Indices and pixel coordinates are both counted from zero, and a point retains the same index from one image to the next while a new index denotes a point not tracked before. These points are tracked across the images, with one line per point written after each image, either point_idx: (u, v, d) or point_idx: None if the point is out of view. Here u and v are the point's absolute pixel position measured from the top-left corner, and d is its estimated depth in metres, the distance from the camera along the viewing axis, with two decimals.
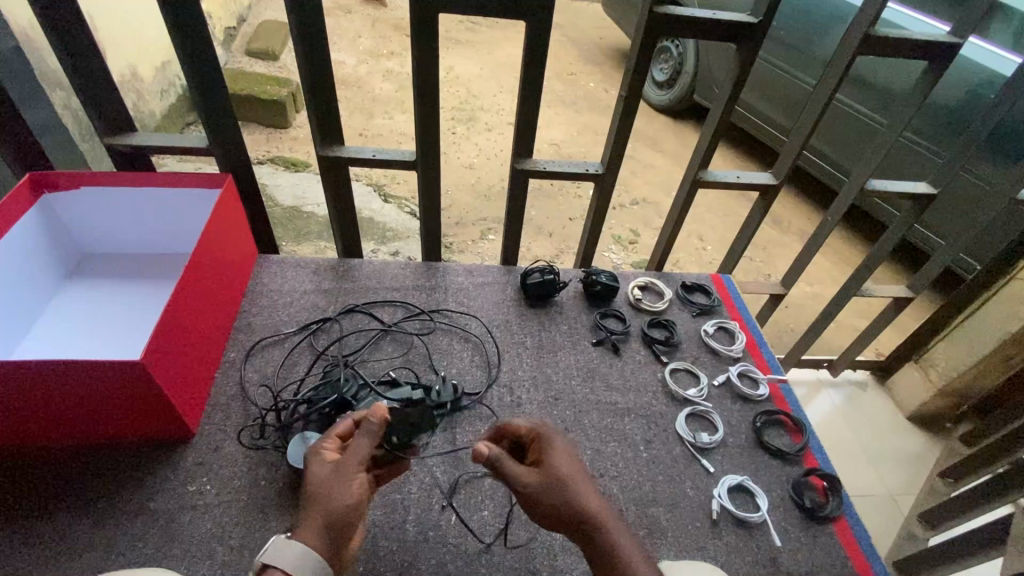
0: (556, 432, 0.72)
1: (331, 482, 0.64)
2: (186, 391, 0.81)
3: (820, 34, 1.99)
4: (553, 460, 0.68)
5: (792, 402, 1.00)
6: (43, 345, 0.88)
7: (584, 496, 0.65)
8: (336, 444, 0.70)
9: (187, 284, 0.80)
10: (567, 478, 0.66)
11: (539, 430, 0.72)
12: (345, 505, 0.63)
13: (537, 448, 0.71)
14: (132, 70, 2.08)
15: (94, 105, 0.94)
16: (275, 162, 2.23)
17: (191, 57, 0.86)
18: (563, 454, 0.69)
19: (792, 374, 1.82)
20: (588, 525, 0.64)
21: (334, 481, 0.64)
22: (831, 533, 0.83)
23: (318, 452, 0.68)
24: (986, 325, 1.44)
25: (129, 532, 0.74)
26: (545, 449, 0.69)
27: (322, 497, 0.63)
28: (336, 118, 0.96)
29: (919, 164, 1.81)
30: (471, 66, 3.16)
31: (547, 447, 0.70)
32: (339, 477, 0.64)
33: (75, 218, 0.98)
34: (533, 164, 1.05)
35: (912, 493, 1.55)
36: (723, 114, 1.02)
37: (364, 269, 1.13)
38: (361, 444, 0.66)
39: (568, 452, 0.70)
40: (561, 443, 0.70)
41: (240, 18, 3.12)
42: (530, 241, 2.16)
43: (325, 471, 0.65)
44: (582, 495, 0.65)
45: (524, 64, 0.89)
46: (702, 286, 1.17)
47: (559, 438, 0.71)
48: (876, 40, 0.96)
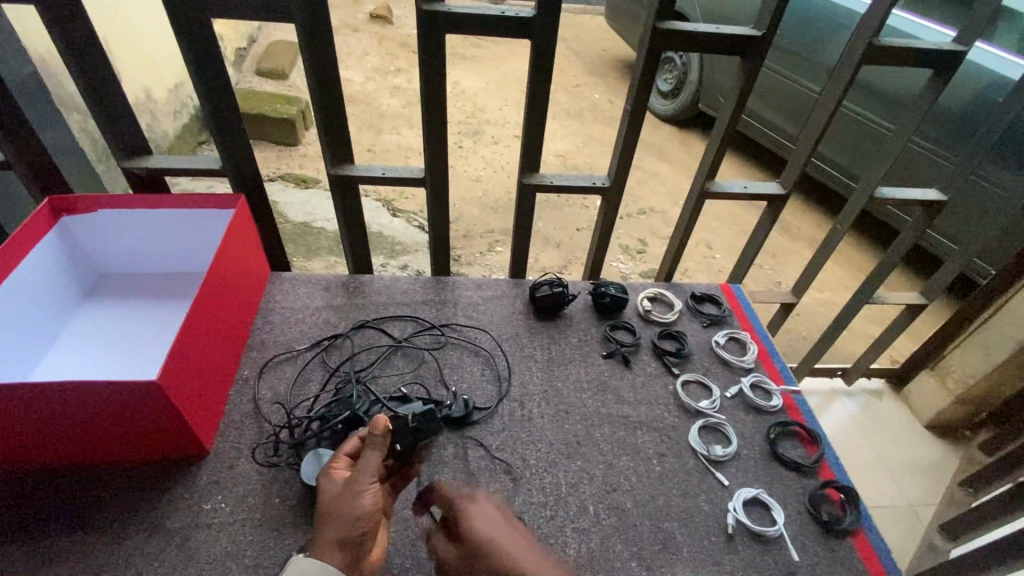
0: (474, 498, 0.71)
1: (348, 493, 0.66)
2: (201, 410, 0.82)
3: (824, 41, 1.99)
4: (472, 529, 0.67)
5: (806, 413, 0.98)
6: (61, 365, 0.89)
7: (514, 557, 0.64)
8: (347, 463, 0.72)
9: (201, 304, 0.82)
10: (488, 546, 0.65)
11: (456, 501, 0.71)
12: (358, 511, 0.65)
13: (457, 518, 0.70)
14: (146, 92, 2.13)
15: (112, 130, 0.96)
16: (285, 179, 2.26)
17: (205, 81, 0.89)
18: (483, 521, 0.68)
19: (805, 383, 1.79)
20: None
21: (348, 494, 0.66)
22: (850, 547, 0.81)
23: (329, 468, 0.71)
24: (1002, 331, 1.41)
25: (145, 550, 0.74)
26: (464, 518, 0.69)
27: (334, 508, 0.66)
28: (346, 137, 0.97)
29: (929, 168, 1.80)
30: (477, 81, 3.20)
31: (466, 516, 0.69)
32: (353, 491, 0.66)
33: (92, 240, 1.00)
34: (539, 179, 1.06)
35: (933, 504, 1.52)
36: (728, 124, 1.03)
37: (374, 284, 1.14)
38: (371, 458, 0.68)
39: (491, 515, 0.69)
40: (482, 508, 0.70)
41: (250, 39, 3.20)
42: (538, 253, 2.17)
43: (337, 489, 0.68)
44: (511, 559, 0.64)
45: (530, 81, 0.91)
46: (712, 296, 1.17)
47: (480, 501, 0.71)
48: (880, 49, 0.96)
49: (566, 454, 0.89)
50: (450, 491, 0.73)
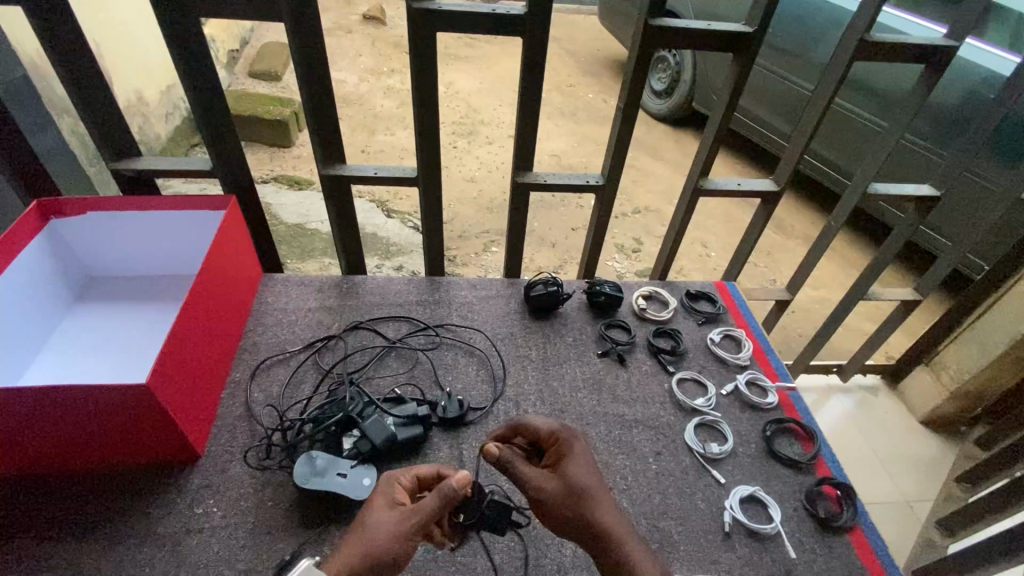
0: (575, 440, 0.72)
1: (395, 526, 0.63)
2: (193, 414, 0.81)
3: (816, 39, 2.00)
4: (572, 469, 0.68)
5: (802, 410, 0.98)
6: (50, 370, 0.88)
7: (600, 508, 0.66)
8: (409, 488, 0.70)
9: (192, 306, 0.81)
10: (585, 488, 0.67)
11: (559, 434, 0.72)
12: (393, 551, 0.62)
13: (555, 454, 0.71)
14: (138, 95, 2.11)
15: (101, 132, 0.95)
16: (278, 181, 2.25)
17: (194, 82, 0.88)
18: (582, 466, 0.69)
19: (801, 381, 1.79)
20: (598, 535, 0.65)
21: (395, 529, 0.63)
22: (847, 543, 0.81)
23: (393, 485, 0.69)
24: (997, 326, 1.42)
25: (135, 556, 0.73)
26: (565, 458, 0.70)
27: (373, 532, 0.63)
28: (337, 137, 0.97)
29: (921, 165, 1.81)
30: (471, 81, 3.19)
31: (565, 456, 0.70)
32: (399, 527, 0.63)
33: (82, 243, 0.99)
34: (533, 178, 1.05)
35: (929, 500, 1.52)
36: (721, 122, 1.03)
37: (368, 285, 1.13)
38: (431, 503, 0.64)
39: (587, 460, 0.70)
40: (581, 447, 0.71)
41: (243, 41, 3.18)
42: (533, 253, 2.17)
43: (392, 517, 0.64)
44: (597, 510, 0.66)
45: (522, 79, 0.90)
46: (707, 294, 1.17)
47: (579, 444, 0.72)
48: (872, 45, 0.96)
49: None
50: (548, 425, 0.73)
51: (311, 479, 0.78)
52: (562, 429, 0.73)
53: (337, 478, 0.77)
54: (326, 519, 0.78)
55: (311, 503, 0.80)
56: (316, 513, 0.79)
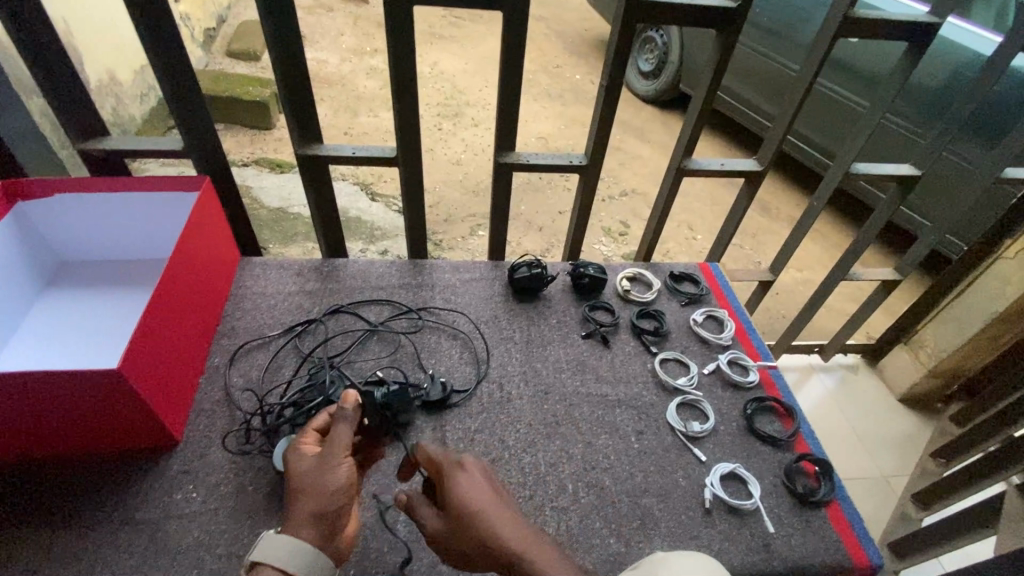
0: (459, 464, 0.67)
1: (318, 469, 0.66)
2: (169, 398, 0.80)
3: (803, 19, 1.99)
4: (455, 494, 0.64)
5: (782, 388, 1.00)
6: (20, 357, 0.86)
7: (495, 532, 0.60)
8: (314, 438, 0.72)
9: (165, 289, 0.79)
10: (476, 511, 0.62)
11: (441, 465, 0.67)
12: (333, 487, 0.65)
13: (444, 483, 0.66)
14: (110, 75, 2.04)
15: (65, 112, 0.91)
16: (259, 164, 2.20)
17: (161, 57, 0.84)
18: (469, 486, 0.64)
19: (783, 360, 1.82)
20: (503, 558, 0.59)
21: (314, 473, 0.66)
22: (823, 517, 0.83)
23: (297, 444, 0.70)
24: (973, 305, 1.44)
25: (114, 543, 0.72)
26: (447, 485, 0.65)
27: (302, 483, 0.65)
28: (313, 116, 0.94)
29: (904, 145, 1.81)
30: (456, 61, 3.13)
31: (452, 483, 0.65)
32: (321, 467, 0.66)
33: (50, 226, 0.96)
34: (515, 158, 1.03)
35: (905, 474, 1.56)
36: (705, 101, 1.01)
37: (349, 268, 1.11)
38: (341, 431, 0.69)
39: (474, 484, 0.65)
40: (469, 473, 0.66)
41: (220, 19, 3.08)
42: (520, 236, 2.15)
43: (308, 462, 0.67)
44: (490, 531, 0.60)
45: (503, 56, 0.88)
46: (690, 275, 1.17)
47: (469, 467, 0.67)
48: (857, 21, 0.95)
49: (544, 434, 0.89)
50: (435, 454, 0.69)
51: None
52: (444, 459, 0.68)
53: None
54: None
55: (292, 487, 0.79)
56: None
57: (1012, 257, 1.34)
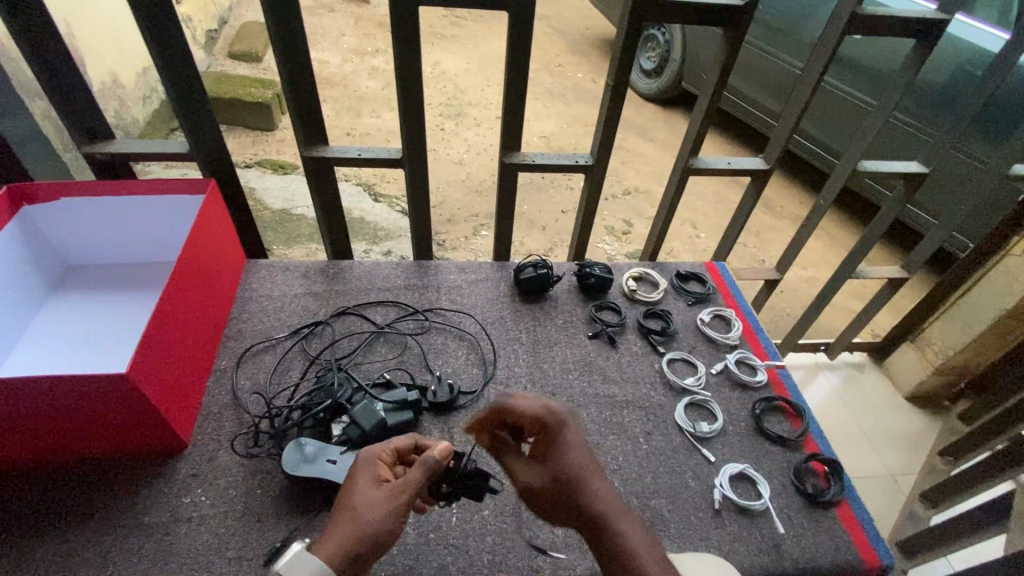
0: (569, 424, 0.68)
1: (384, 503, 0.61)
2: (177, 401, 0.80)
3: (806, 16, 1.98)
4: (563, 454, 0.65)
5: (790, 388, 0.99)
6: (28, 361, 0.86)
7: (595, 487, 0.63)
8: (390, 461, 0.68)
9: (173, 292, 0.78)
10: (579, 470, 0.64)
11: (548, 422, 0.67)
12: (382, 530, 0.60)
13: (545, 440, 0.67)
14: (112, 77, 2.04)
15: (71, 116, 0.91)
16: (262, 166, 2.20)
17: (166, 60, 0.84)
18: (575, 450, 0.66)
19: (788, 359, 1.81)
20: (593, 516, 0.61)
21: (383, 505, 0.61)
22: (834, 517, 0.83)
23: (373, 461, 0.67)
24: (981, 302, 1.44)
25: (123, 547, 0.72)
26: (552, 445, 0.66)
27: (364, 509, 0.61)
28: (318, 118, 0.94)
29: (909, 142, 1.80)
30: (458, 61, 3.13)
31: (558, 442, 0.66)
32: (388, 505, 0.61)
33: (56, 230, 0.96)
34: (521, 158, 1.03)
35: (913, 473, 1.55)
36: (711, 99, 1.01)
37: (355, 270, 1.11)
38: (416, 474, 0.64)
39: (579, 446, 0.67)
40: (574, 435, 0.67)
41: (221, 20, 3.08)
42: (524, 236, 2.15)
43: (378, 493, 0.62)
44: (588, 484, 0.63)
45: (509, 56, 0.88)
46: (696, 274, 1.16)
47: (571, 425, 0.68)
48: (864, 19, 0.94)
49: None
50: (538, 408, 0.68)
51: (300, 466, 0.77)
52: (550, 417, 0.68)
53: (327, 464, 0.77)
54: (316, 506, 0.78)
55: (300, 490, 0.79)
56: (306, 500, 0.79)
57: (1019, 254, 1.34)
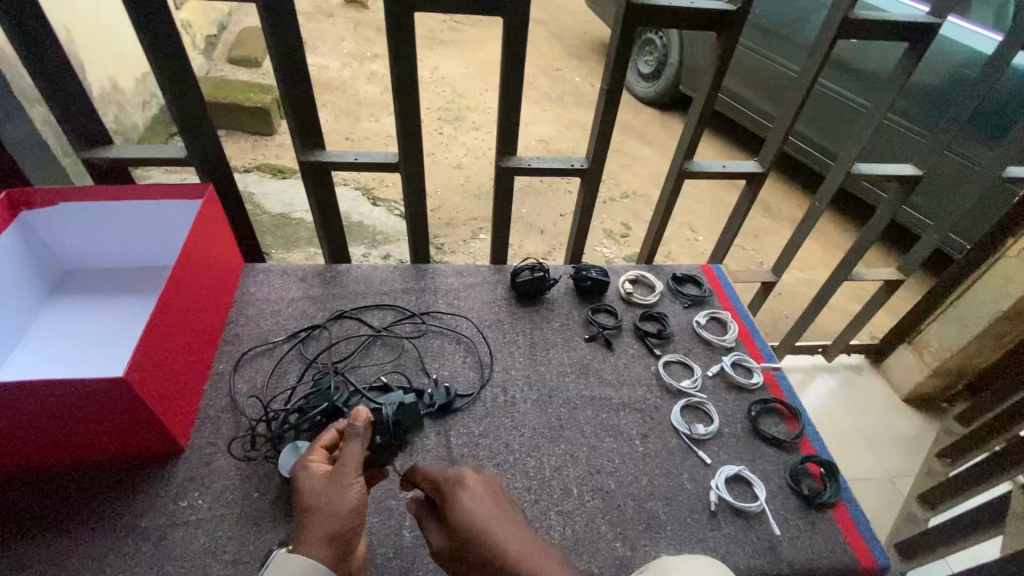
0: (466, 482, 0.68)
1: (333, 485, 0.64)
2: (174, 405, 0.80)
3: (802, 20, 1.99)
4: (465, 503, 0.65)
5: (786, 390, 0.99)
6: (27, 365, 0.86)
7: (501, 538, 0.61)
8: (324, 456, 0.69)
9: (170, 296, 0.79)
10: (479, 520, 0.63)
11: (443, 484, 0.68)
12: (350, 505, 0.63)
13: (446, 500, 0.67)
14: (112, 83, 2.05)
15: (69, 121, 0.92)
16: (261, 170, 2.21)
17: (163, 65, 0.84)
18: (474, 505, 0.65)
19: (786, 361, 1.82)
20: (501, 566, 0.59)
21: (332, 488, 0.64)
22: (829, 519, 0.83)
23: (306, 464, 0.68)
24: (977, 303, 1.44)
25: (120, 551, 0.73)
26: (451, 505, 0.66)
27: (317, 501, 0.63)
28: (315, 123, 0.95)
29: (904, 144, 1.81)
30: (457, 66, 3.14)
31: (456, 500, 0.66)
32: (337, 485, 0.64)
33: (55, 235, 0.96)
34: (517, 162, 1.04)
35: (911, 474, 1.56)
36: (706, 103, 1.01)
37: (353, 273, 1.12)
38: (354, 448, 0.66)
39: (481, 502, 0.66)
40: (471, 488, 0.67)
41: (221, 26, 3.10)
42: (522, 239, 2.16)
43: (319, 480, 0.65)
44: (497, 533, 0.62)
45: (504, 62, 0.88)
46: (693, 277, 1.17)
47: (470, 482, 0.68)
48: (856, 23, 0.95)
49: (549, 438, 0.89)
50: (435, 473, 0.69)
51: None
52: (447, 481, 0.68)
53: None
54: None
55: (298, 493, 0.79)
56: None
57: (1014, 255, 1.34)
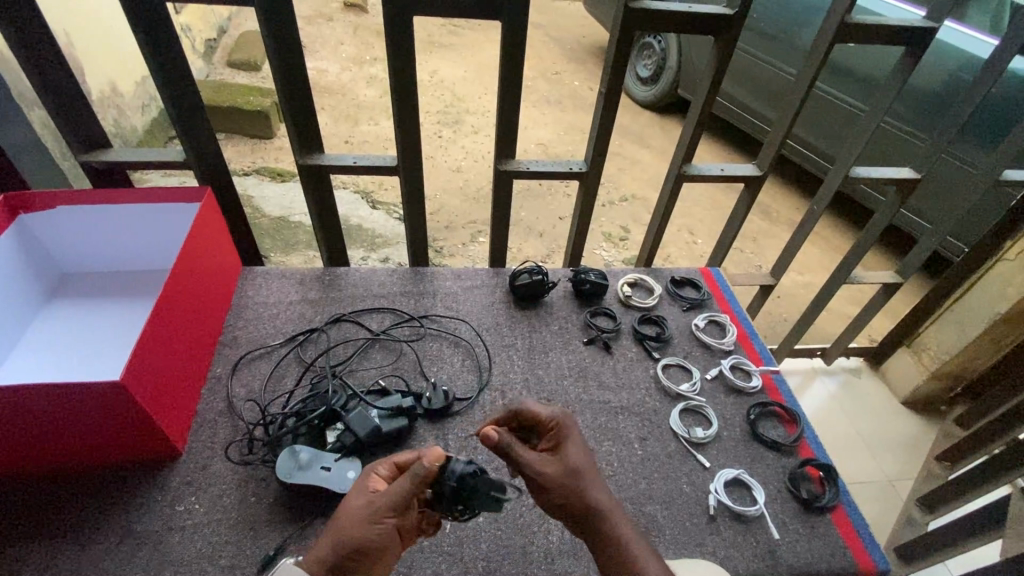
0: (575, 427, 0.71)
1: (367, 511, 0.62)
2: (172, 409, 0.80)
3: (799, 23, 2.00)
4: (570, 452, 0.68)
5: (785, 393, 0.99)
6: (23, 368, 0.86)
7: (597, 490, 0.66)
8: (389, 474, 0.67)
9: (167, 299, 0.79)
10: (580, 469, 0.66)
11: (559, 418, 0.71)
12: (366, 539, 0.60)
13: (554, 436, 0.70)
14: (111, 86, 2.05)
15: (68, 125, 0.92)
16: (260, 173, 2.21)
17: (161, 69, 0.84)
18: (579, 450, 0.69)
19: (785, 365, 1.81)
20: (586, 508, 0.64)
21: (367, 512, 0.62)
22: (829, 523, 0.82)
23: (373, 471, 0.67)
24: (975, 307, 1.44)
25: (116, 556, 0.72)
26: (562, 442, 0.69)
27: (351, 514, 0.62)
28: (314, 126, 0.95)
29: (902, 148, 1.82)
30: (456, 69, 3.15)
31: (565, 439, 0.69)
32: (372, 513, 0.61)
33: (52, 238, 0.96)
34: (515, 165, 1.04)
35: (911, 478, 1.55)
36: (704, 106, 1.02)
37: (351, 276, 1.11)
38: (399, 485, 0.61)
39: (582, 445, 0.70)
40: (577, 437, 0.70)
41: (220, 30, 3.11)
42: (521, 242, 2.16)
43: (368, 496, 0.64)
44: (593, 487, 0.66)
45: (502, 65, 0.89)
46: (691, 280, 1.17)
47: (576, 428, 0.71)
48: (853, 27, 0.95)
49: None
50: (546, 411, 0.71)
51: (294, 474, 0.77)
52: (561, 414, 0.72)
53: (321, 472, 0.77)
54: (310, 513, 0.78)
55: (295, 497, 0.79)
56: (301, 507, 0.78)
57: (1012, 258, 1.34)
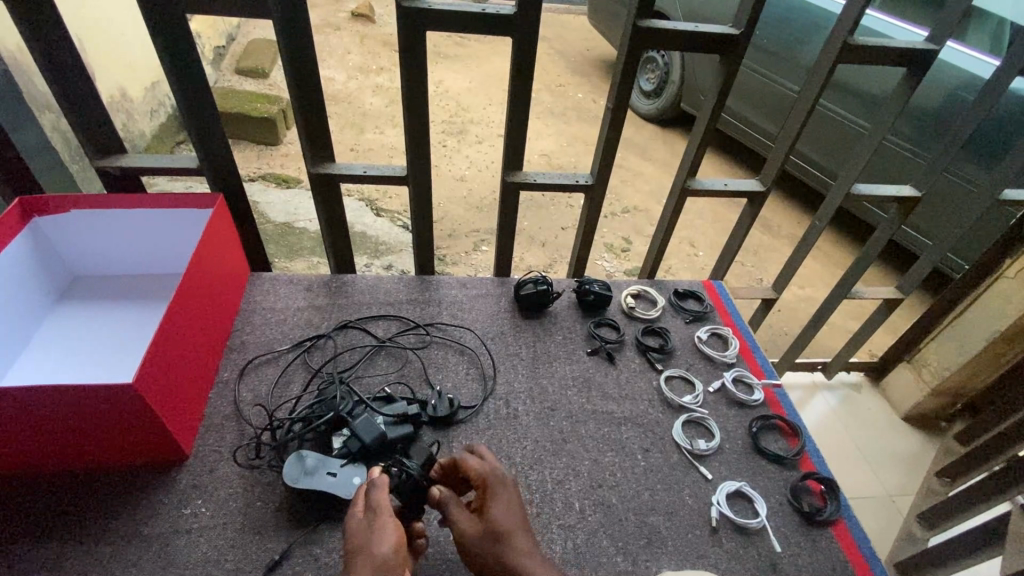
0: (504, 482, 0.70)
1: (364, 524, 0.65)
2: (181, 413, 0.81)
3: (801, 41, 2.03)
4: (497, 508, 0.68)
5: (787, 407, 1.00)
6: (33, 369, 0.87)
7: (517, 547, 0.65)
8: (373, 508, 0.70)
9: (179, 305, 0.80)
10: (502, 529, 0.66)
11: (489, 479, 0.70)
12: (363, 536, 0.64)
13: (484, 493, 0.69)
14: (121, 91, 2.08)
15: (84, 131, 0.94)
16: (266, 179, 2.23)
17: (179, 77, 0.86)
18: (508, 506, 0.68)
19: (785, 378, 1.82)
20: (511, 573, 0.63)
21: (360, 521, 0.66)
22: (830, 537, 0.83)
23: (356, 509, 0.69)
24: (974, 324, 1.46)
25: (122, 558, 0.73)
26: (492, 498, 0.69)
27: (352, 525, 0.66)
28: (326, 137, 0.97)
29: (904, 166, 1.84)
30: (461, 80, 3.19)
31: (495, 495, 0.69)
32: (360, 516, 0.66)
33: (64, 241, 0.97)
34: (523, 177, 1.05)
35: (910, 493, 1.55)
36: (709, 122, 1.03)
37: (358, 284, 1.13)
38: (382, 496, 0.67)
39: (513, 505, 0.69)
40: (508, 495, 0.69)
41: (229, 37, 3.14)
42: (524, 252, 2.17)
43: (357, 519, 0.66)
44: (512, 543, 0.65)
45: (512, 78, 0.90)
46: (694, 293, 1.18)
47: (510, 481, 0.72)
48: (856, 48, 0.97)
49: (551, 452, 0.89)
50: (483, 466, 0.71)
51: (301, 479, 0.77)
52: (492, 476, 0.70)
53: (327, 477, 0.78)
54: (316, 518, 0.78)
55: (301, 502, 0.80)
56: (306, 512, 0.79)
57: (1012, 276, 1.36)
